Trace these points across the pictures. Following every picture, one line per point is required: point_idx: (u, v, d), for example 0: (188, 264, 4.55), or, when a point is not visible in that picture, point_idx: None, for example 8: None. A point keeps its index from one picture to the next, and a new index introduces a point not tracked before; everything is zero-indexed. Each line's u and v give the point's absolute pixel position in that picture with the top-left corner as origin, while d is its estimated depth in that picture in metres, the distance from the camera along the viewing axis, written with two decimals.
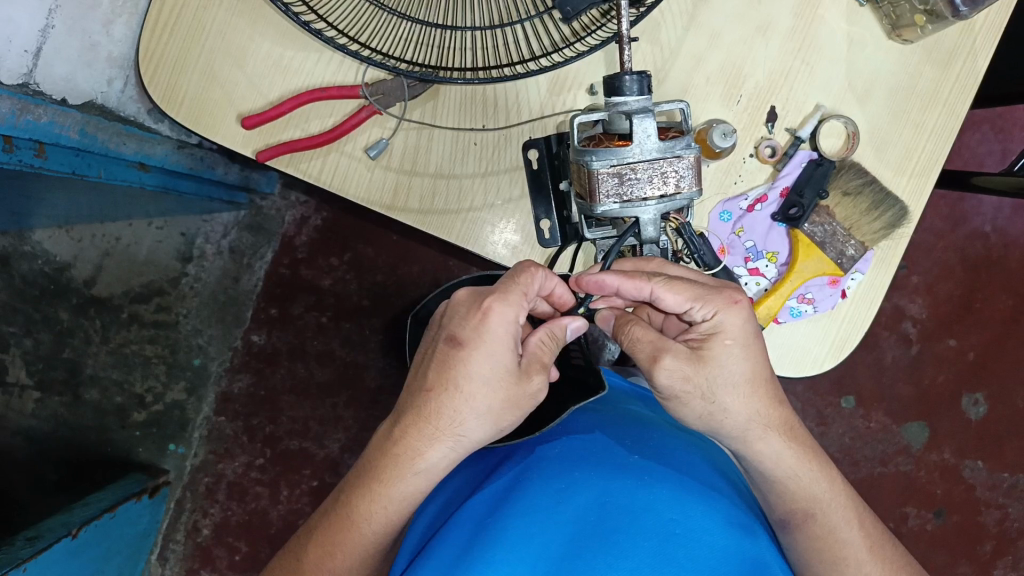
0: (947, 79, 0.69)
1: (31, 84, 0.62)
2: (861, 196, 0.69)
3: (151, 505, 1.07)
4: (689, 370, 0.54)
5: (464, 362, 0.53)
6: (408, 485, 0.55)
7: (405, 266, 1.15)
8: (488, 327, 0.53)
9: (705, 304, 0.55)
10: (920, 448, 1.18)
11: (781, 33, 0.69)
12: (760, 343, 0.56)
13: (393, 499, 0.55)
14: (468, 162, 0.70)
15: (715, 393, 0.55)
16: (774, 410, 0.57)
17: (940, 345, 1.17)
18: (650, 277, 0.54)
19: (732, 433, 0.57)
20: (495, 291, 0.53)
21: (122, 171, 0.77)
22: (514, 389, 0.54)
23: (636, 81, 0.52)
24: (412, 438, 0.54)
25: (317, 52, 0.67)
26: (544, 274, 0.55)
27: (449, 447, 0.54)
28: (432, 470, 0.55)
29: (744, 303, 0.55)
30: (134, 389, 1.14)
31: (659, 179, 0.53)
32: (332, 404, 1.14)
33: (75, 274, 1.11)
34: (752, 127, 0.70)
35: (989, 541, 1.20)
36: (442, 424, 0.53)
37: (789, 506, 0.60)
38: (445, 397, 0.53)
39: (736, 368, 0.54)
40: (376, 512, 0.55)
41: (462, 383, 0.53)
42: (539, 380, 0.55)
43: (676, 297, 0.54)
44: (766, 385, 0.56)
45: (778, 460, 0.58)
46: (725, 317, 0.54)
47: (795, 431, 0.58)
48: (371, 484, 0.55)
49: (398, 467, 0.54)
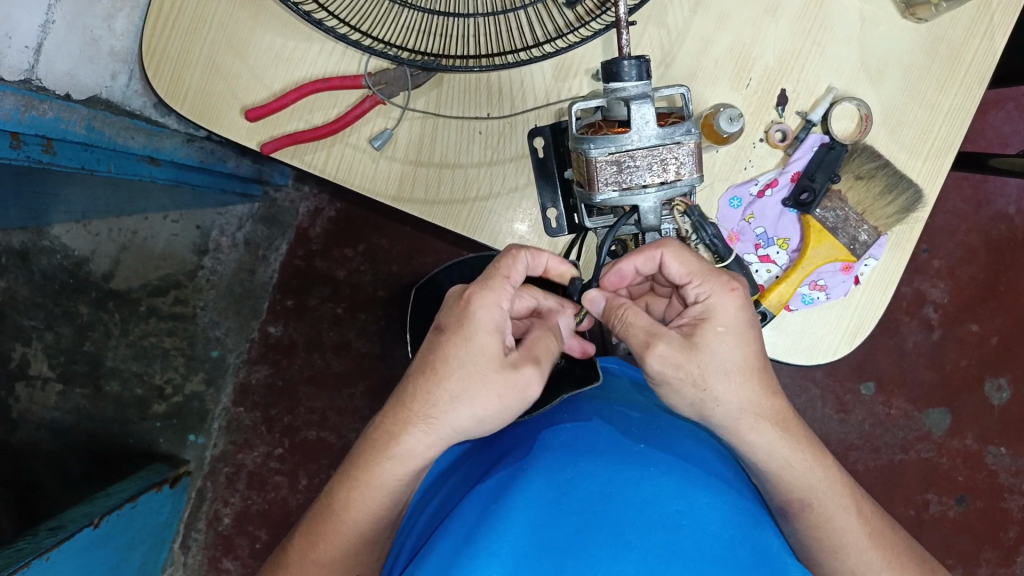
0: (964, 57, 0.67)
1: (34, 79, 0.64)
2: (874, 180, 0.68)
3: (173, 494, 1.09)
4: (680, 357, 0.52)
5: (440, 347, 0.53)
6: (386, 470, 0.54)
7: (420, 256, 1.15)
8: (470, 313, 0.53)
9: (698, 283, 0.54)
10: (941, 434, 1.16)
11: (791, 13, 0.67)
12: (753, 334, 0.54)
13: (371, 486, 0.54)
14: (473, 150, 0.69)
15: (708, 380, 0.53)
16: (768, 400, 0.55)
17: (963, 330, 1.15)
18: (660, 244, 0.54)
19: (724, 423, 0.55)
20: (475, 279, 0.54)
21: (131, 165, 0.79)
22: (494, 373, 0.52)
23: (634, 67, 0.52)
24: (390, 424, 0.54)
25: (320, 43, 0.68)
26: (528, 256, 0.55)
27: (422, 432, 0.53)
28: (410, 455, 0.54)
29: (741, 291, 0.54)
30: (154, 381, 1.16)
31: (659, 166, 0.52)
32: (349, 394, 1.15)
33: (94, 268, 1.14)
34: (762, 110, 0.69)
35: (1014, 527, 1.17)
36: (416, 408, 0.53)
37: (786, 496, 0.58)
38: (422, 379, 0.53)
39: (728, 356, 0.53)
40: (354, 500, 0.55)
41: (437, 365, 0.53)
42: (528, 372, 0.53)
43: (679, 267, 0.54)
44: (759, 373, 0.55)
45: (770, 453, 0.56)
46: (718, 302, 0.53)
47: (788, 421, 0.57)
48: (351, 471, 0.55)
49: (375, 453, 0.54)
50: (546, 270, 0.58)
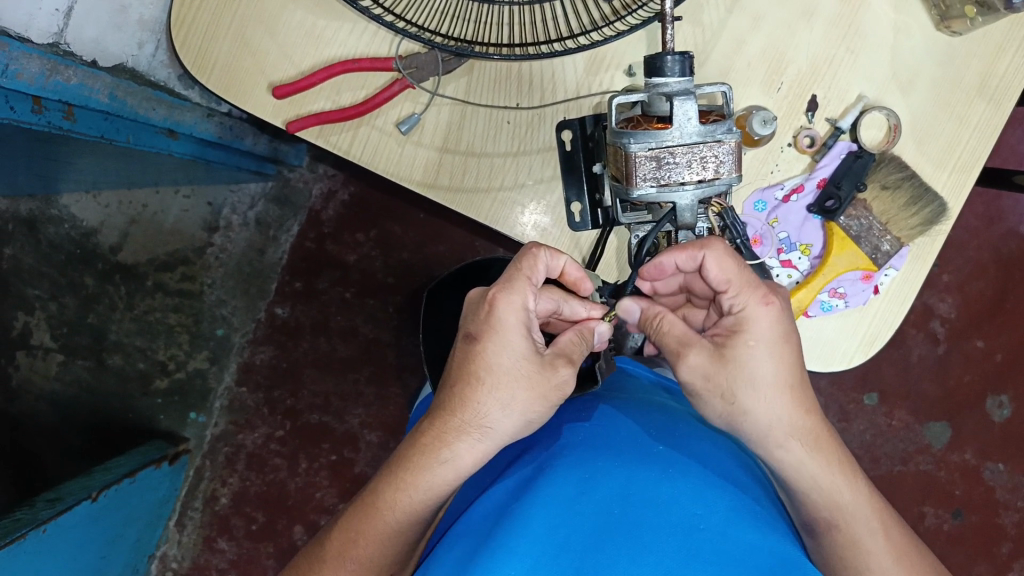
0: (996, 71, 0.67)
1: (61, 44, 0.62)
2: (900, 190, 0.68)
3: (171, 472, 1.08)
4: (709, 368, 0.54)
5: (482, 355, 0.52)
6: (435, 475, 0.54)
7: (432, 244, 1.14)
8: (497, 318, 0.52)
9: (734, 294, 0.54)
10: (941, 447, 1.17)
11: (826, 18, 0.67)
12: (787, 347, 0.54)
13: (419, 488, 0.54)
14: (500, 140, 0.69)
15: (736, 393, 0.54)
16: (800, 417, 0.55)
17: (968, 346, 1.16)
18: (704, 243, 0.53)
19: (752, 435, 0.56)
20: (498, 282, 0.53)
21: (150, 138, 0.78)
22: (539, 377, 0.53)
23: (678, 62, 0.52)
24: (440, 431, 0.53)
25: (352, 22, 0.67)
26: (548, 254, 0.54)
27: (474, 440, 0.53)
28: (459, 462, 0.53)
29: (775, 306, 0.54)
30: (157, 356, 1.15)
31: (699, 163, 0.52)
32: (353, 379, 1.14)
33: (102, 240, 1.12)
34: (792, 114, 0.69)
35: (1008, 544, 1.18)
36: (467, 416, 0.53)
37: (813, 515, 0.59)
38: (468, 388, 0.52)
39: (759, 370, 0.53)
40: (400, 501, 0.54)
41: (483, 374, 0.52)
42: (566, 371, 0.53)
43: (719, 272, 0.53)
44: (793, 390, 0.55)
45: (800, 470, 0.57)
46: (751, 314, 0.53)
47: (821, 441, 0.57)
48: (396, 474, 0.54)
49: (426, 457, 0.53)
50: (563, 273, 0.56)
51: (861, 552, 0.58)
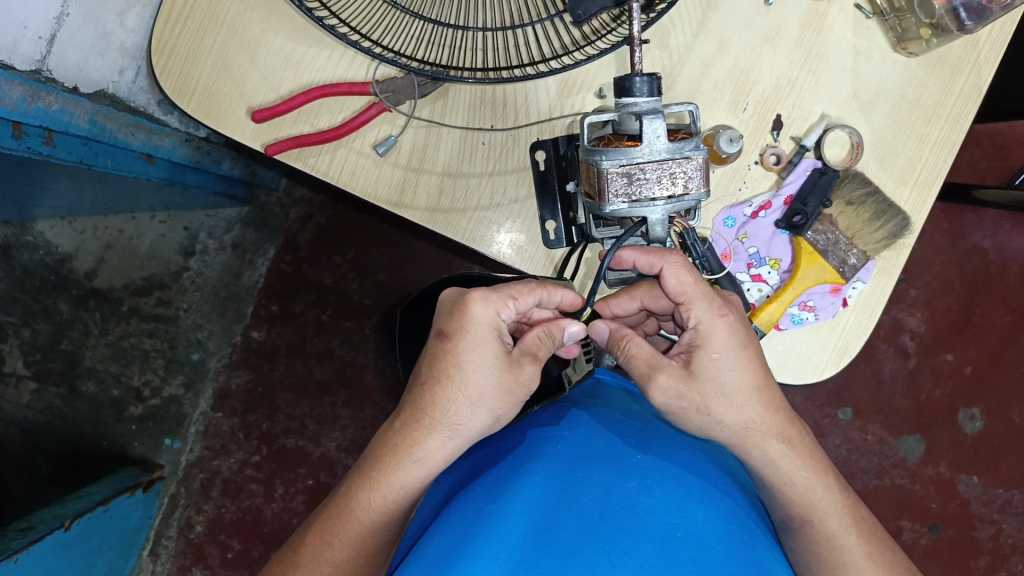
0: (951, 91, 0.69)
1: (43, 71, 0.63)
2: (863, 206, 0.70)
3: (145, 499, 1.07)
4: (681, 387, 0.55)
5: (453, 353, 0.53)
6: (407, 473, 0.54)
7: (408, 266, 1.15)
8: (471, 319, 0.52)
9: (690, 307, 0.55)
10: (916, 461, 1.19)
11: (789, 42, 0.69)
12: (753, 353, 0.55)
13: (392, 487, 0.54)
14: (476, 161, 0.70)
15: (710, 405, 0.55)
16: (769, 417, 0.56)
17: (937, 360, 1.18)
18: (662, 255, 0.55)
19: (730, 439, 0.57)
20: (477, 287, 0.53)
21: (129, 162, 0.79)
22: (506, 375, 0.53)
23: (645, 83, 0.54)
24: (411, 430, 0.54)
25: (329, 49, 0.68)
26: (541, 293, 0.55)
27: (444, 437, 0.54)
28: (431, 460, 0.54)
29: (731, 318, 0.55)
30: (131, 382, 1.15)
31: (668, 180, 0.53)
32: (329, 403, 1.14)
33: (76, 265, 1.09)
34: (758, 134, 0.71)
35: (984, 557, 1.19)
36: (438, 414, 0.53)
37: (787, 511, 0.60)
38: (438, 386, 0.53)
39: (726, 379, 0.55)
40: (374, 502, 0.55)
41: (453, 373, 0.53)
42: (531, 369, 0.54)
43: (676, 282, 0.54)
44: (763, 391, 0.56)
45: (774, 467, 0.58)
46: (707, 329, 0.54)
47: (794, 439, 0.58)
48: (369, 473, 0.55)
49: (398, 457, 0.54)
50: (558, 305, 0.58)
51: (829, 559, 0.59)
